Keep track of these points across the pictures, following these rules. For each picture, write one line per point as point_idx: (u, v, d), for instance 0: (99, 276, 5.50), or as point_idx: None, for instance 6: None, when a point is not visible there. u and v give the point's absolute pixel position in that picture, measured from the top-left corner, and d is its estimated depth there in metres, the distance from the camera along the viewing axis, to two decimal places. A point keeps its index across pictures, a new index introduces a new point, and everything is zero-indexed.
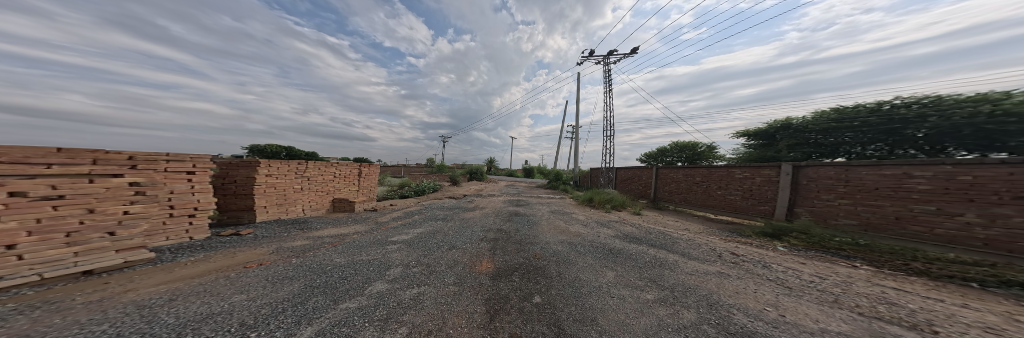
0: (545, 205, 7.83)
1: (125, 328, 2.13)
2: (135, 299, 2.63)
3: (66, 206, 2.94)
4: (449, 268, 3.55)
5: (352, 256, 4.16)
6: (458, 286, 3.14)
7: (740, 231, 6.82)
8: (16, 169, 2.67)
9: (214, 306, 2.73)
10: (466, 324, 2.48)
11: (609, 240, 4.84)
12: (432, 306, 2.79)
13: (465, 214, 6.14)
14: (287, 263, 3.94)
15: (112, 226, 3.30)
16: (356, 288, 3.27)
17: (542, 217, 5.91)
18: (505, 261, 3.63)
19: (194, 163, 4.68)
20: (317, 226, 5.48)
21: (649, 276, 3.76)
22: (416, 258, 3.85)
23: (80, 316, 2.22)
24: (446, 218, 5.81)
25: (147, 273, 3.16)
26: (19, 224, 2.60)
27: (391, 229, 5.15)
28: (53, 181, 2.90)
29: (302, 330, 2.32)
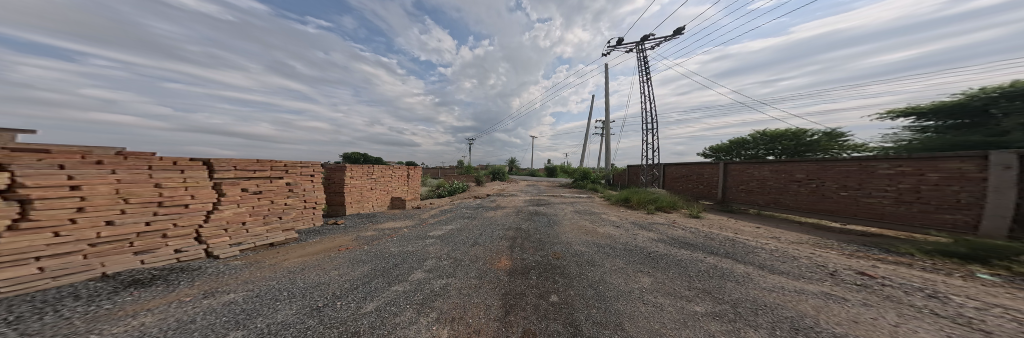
0: (570, 204, 7.42)
1: (281, 284, 3.23)
2: (287, 266, 3.90)
3: (261, 198, 4.66)
4: (471, 262, 3.85)
5: (403, 247, 5.02)
6: (479, 280, 3.37)
7: (882, 246, 4.72)
8: (241, 173, 4.46)
9: (321, 276, 3.80)
10: (484, 316, 2.54)
11: (648, 244, 4.24)
12: (457, 296, 3.08)
13: (488, 213, 6.49)
14: (366, 250, 5.04)
15: (280, 213, 4.95)
16: (404, 274, 3.91)
17: (564, 216, 5.69)
18: (525, 260, 3.62)
19: (315, 167, 6.53)
20: (382, 220, 6.85)
21: (703, 289, 3.05)
22: (448, 252, 4.32)
23: (269, 273, 3.50)
24: (470, 216, 6.30)
25: (293, 248, 4.60)
26: (245, 208, 4.30)
27: (429, 225, 5.98)
28: (255, 181, 4.65)
29: (370, 304, 2.99)
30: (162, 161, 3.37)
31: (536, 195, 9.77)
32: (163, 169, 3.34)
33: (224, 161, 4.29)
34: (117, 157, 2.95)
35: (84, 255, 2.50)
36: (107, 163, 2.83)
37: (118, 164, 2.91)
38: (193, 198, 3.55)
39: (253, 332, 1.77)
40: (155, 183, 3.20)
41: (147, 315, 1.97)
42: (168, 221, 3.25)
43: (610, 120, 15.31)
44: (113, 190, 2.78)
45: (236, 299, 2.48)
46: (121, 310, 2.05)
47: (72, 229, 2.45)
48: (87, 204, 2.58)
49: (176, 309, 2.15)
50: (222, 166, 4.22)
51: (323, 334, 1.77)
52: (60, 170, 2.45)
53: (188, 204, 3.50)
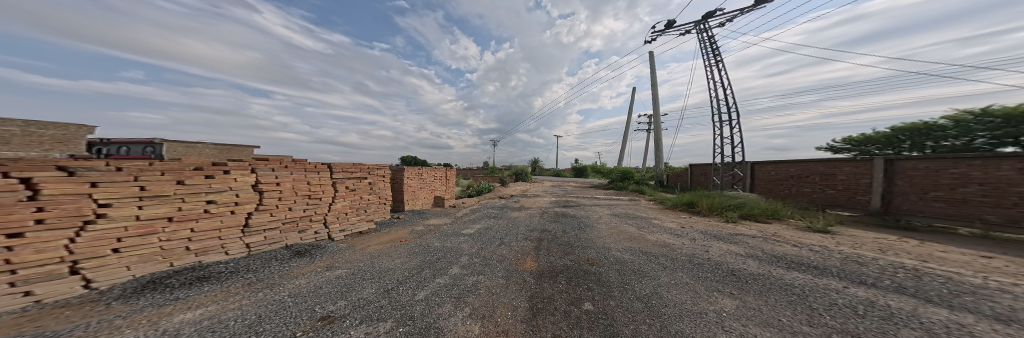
0: (605, 207, 7.00)
1: (369, 265, 3.07)
2: (372, 253, 3.64)
3: (354, 195, 5.19)
4: (499, 262, 3.84)
5: (480, 232, 5.21)
6: (506, 279, 3.32)
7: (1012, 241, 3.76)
8: (346, 174, 5.16)
9: (393, 259, 3.39)
10: (510, 317, 2.45)
11: (731, 259, 3.10)
12: (485, 294, 3.04)
13: (513, 214, 6.36)
14: (452, 230, 5.44)
15: (366, 207, 5.43)
16: (484, 249, 4.39)
17: (596, 220, 5.40)
18: (552, 262, 3.45)
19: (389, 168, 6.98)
20: (427, 217, 6.71)
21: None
22: (479, 250, 4.31)
23: (356, 258, 3.39)
24: (497, 216, 6.35)
25: (371, 238, 4.55)
26: (345, 203, 4.92)
27: (461, 223, 6.07)
28: (352, 182, 5.23)
29: (437, 277, 3.20)
30: (310, 165, 4.52)
31: (567, 197, 9.43)
32: (311, 170, 4.49)
33: (337, 166, 5.04)
34: (294, 162, 4.26)
35: (278, 230, 3.72)
36: (289, 167, 4.12)
37: (296, 168, 4.22)
38: (323, 193, 4.51)
39: (346, 306, 1.97)
40: (308, 181, 4.31)
41: (301, 277, 2.61)
42: (313, 210, 4.28)
43: (654, 114, 14.28)
44: (289, 184, 3.96)
45: (342, 274, 2.72)
46: (303, 269, 2.92)
47: (278, 212, 3.74)
48: (283, 195, 3.85)
49: (315, 276, 2.68)
50: (336, 169, 4.99)
51: (384, 316, 1.83)
52: (272, 172, 3.79)
53: (321, 197, 4.47)
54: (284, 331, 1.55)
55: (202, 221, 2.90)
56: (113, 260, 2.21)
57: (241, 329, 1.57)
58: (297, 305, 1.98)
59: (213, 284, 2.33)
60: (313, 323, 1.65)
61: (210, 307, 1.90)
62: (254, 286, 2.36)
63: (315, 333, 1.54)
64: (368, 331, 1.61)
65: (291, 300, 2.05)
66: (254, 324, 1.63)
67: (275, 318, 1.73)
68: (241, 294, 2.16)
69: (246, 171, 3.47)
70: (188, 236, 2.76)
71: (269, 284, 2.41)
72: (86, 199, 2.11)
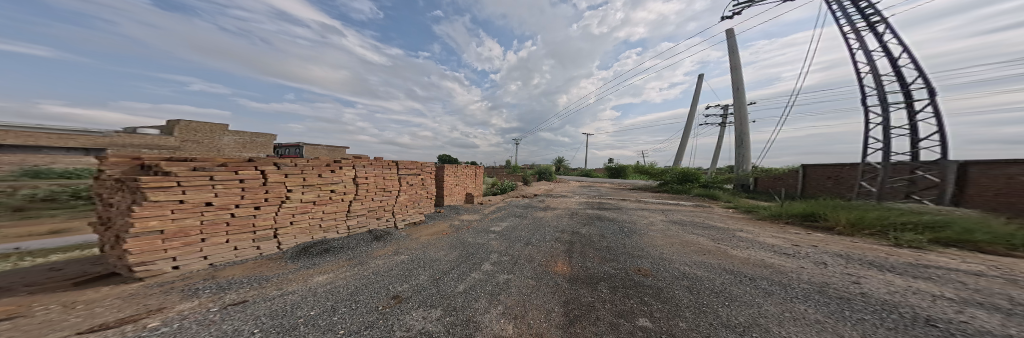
0: (653, 212, 6.42)
1: (435, 251, 3.24)
2: (437, 241, 3.78)
3: (412, 189, 5.28)
4: (528, 262, 3.76)
5: (528, 229, 5.06)
6: (536, 280, 3.22)
7: None
8: (409, 170, 5.37)
9: (441, 250, 3.32)
10: (544, 320, 2.32)
11: (921, 301, 1.65)
12: (516, 293, 2.97)
13: (541, 216, 6.04)
14: (507, 227, 5.41)
15: (422, 199, 5.51)
16: (536, 243, 4.33)
17: (636, 223, 5.11)
18: (585, 268, 3.25)
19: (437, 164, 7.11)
20: (461, 212, 6.77)
21: None
22: (507, 249, 4.23)
23: (417, 244, 3.57)
24: (522, 215, 6.28)
25: (425, 229, 4.70)
26: (408, 195, 5.11)
27: (489, 220, 6.01)
28: (410, 178, 5.31)
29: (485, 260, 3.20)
30: (386, 162, 4.89)
31: (609, 200, 8.81)
32: (384, 166, 4.81)
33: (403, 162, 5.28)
34: (379, 159, 4.80)
35: (365, 216, 4.23)
36: (374, 163, 4.60)
37: (376, 164, 4.65)
38: (390, 186, 4.74)
39: (414, 287, 2.12)
40: (384, 177, 4.67)
41: (380, 258, 2.92)
42: (386, 200, 4.62)
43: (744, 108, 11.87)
44: (371, 180, 4.38)
45: (406, 259, 2.88)
46: (382, 250, 3.27)
47: (364, 201, 4.21)
48: (366, 187, 4.29)
49: (388, 258, 2.92)
50: (399, 165, 5.19)
51: (436, 303, 1.88)
52: (366, 169, 4.37)
53: (389, 189, 4.70)
54: (365, 306, 1.75)
55: (330, 205, 3.70)
56: (288, 229, 3.21)
57: (344, 297, 1.91)
58: (376, 282, 2.21)
59: (329, 256, 2.93)
60: (387, 301, 1.83)
61: (329, 273, 2.42)
62: (351, 261, 2.78)
63: (390, 311, 1.70)
64: (423, 316, 1.68)
65: (374, 278, 2.31)
66: (354, 293, 1.96)
67: (366, 289, 2.04)
68: (344, 267, 2.60)
69: (342, 168, 3.96)
70: (321, 216, 3.59)
71: (359, 262, 2.79)
72: (283, 186, 3.16)
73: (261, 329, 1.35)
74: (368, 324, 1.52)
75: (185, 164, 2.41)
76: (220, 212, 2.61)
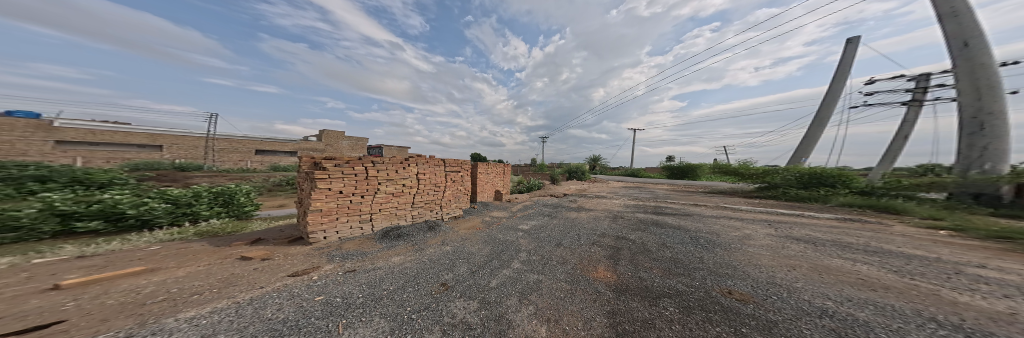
0: (738, 222, 5.04)
1: (485, 245, 3.34)
2: (479, 236, 3.87)
3: (455, 185, 5.41)
4: (559, 264, 3.30)
5: (575, 231, 4.76)
6: (571, 285, 2.70)
7: None
8: (455, 168, 5.50)
9: (482, 245, 3.34)
10: (583, 328, 1.76)
11: None
12: (547, 294, 2.37)
13: (586, 221, 5.39)
14: (549, 223, 5.25)
15: (462, 194, 5.67)
16: (584, 245, 4.08)
17: (693, 231, 4.47)
18: (639, 279, 2.74)
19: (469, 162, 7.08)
20: (490, 209, 6.82)
21: None
22: (536, 244, 3.72)
23: (462, 236, 3.79)
24: (551, 215, 6.09)
25: (462, 222, 4.90)
26: (452, 191, 5.32)
27: (517, 218, 5.70)
28: (455, 175, 5.44)
29: (519, 254, 3.05)
30: (438, 160, 5.10)
31: (680, 205, 7.50)
32: (438, 164, 5.03)
33: (452, 160, 5.47)
34: (436, 159, 5.07)
35: (421, 208, 4.57)
36: (431, 160, 4.87)
37: (432, 162, 4.90)
38: (439, 182, 4.93)
39: (461, 276, 2.21)
40: (438, 174, 4.93)
41: (433, 246, 3.17)
42: (438, 195, 4.91)
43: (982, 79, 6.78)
44: (427, 176, 4.64)
45: (450, 250, 3.03)
46: (433, 238, 3.59)
47: (422, 194, 4.56)
48: (424, 182, 4.60)
49: (437, 248, 3.11)
50: (449, 163, 5.36)
51: (475, 295, 1.91)
52: (426, 166, 4.69)
53: (438, 185, 4.90)
54: (418, 291, 1.91)
55: (402, 197, 4.22)
56: (379, 214, 3.91)
57: (411, 277, 2.18)
58: (430, 268, 2.39)
59: (395, 243, 3.33)
60: (438, 287, 1.97)
61: (401, 256, 2.80)
62: (413, 248, 3.13)
63: (440, 297, 1.82)
64: (463, 306, 1.72)
65: (429, 264, 2.51)
66: (417, 275, 2.20)
67: (425, 273, 2.25)
68: (410, 251, 2.98)
69: (407, 163, 4.32)
70: (397, 206, 4.16)
71: (418, 248, 3.12)
72: (375, 181, 3.81)
73: (365, 295, 1.88)
74: (425, 307, 1.68)
75: (332, 161, 3.38)
76: (345, 198, 3.49)
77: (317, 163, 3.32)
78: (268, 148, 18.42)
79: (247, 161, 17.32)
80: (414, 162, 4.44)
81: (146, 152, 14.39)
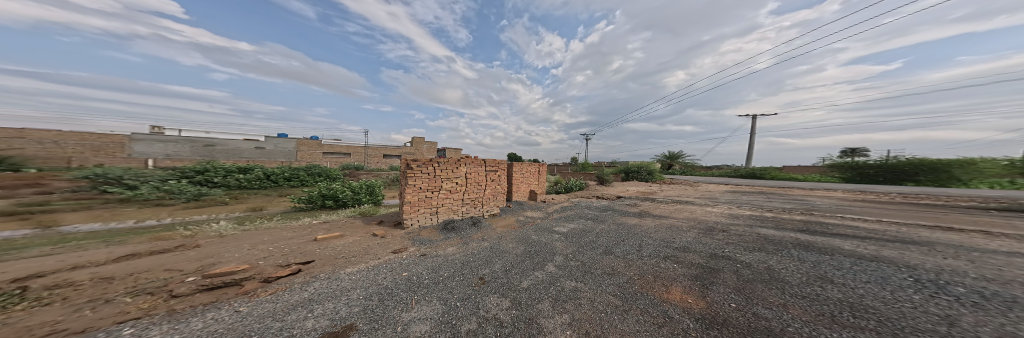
0: (1008, 256, 2.52)
1: (525, 246, 3.29)
2: (517, 235, 3.90)
3: (496, 184, 5.57)
4: (608, 276, 2.70)
5: (631, 240, 4.08)
6: (622, 300, 2.04)
7: None
8: (496, 167, 5.62)
9: (522, 245, 3.33)
10: None
11: None
12: (590, 307, 1.95)
13: (653, 231, 4.45)
14: (589, 227, 4.77)
15: (501, 193, 5.81)
16: (642, 267, 2.91)
17: (813, 247, 3.06)
18: (736, 308, 1.65)
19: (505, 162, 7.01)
20: (525, 208, 6.58)
21: None
22: (575, 253, 3.30)
23: (507, 234, 3.95)
24: (597, 219, 5.49)
25: (501, 220, 5.05)
26: (495, 189, 5.53)
27: (553, 219, 5.29)
28: (496, 174, 5.57)
29: (554, 257, 2.92)
30: (483, 160, 5.30)
31: (875, 222, 4.34)
32: (483, 164, 5.27)
33: (494, 160, 5.61)
34: (482, 159, 5.29)
35: (467, 205, 4.94)
36: (475, 161, 5.13)
37: (476, 161, 5.15)
38: (483, 181, 5.19)
39: (495, 272, 2.30)
40: (483, 173, 5.18)
41: (475, 241, 3.40)
42: (483, 193, 5.20)
43: None
44: (474, 175, 5.00)
45: (483, 246, 3.16)
46: (477, 234, 3.84)
47: (469, 192, 4.93)
48: (471, 181, 4.93)
49: (476, 243, 3.30)
50: (491, 163, 5.53)
51: (507, 293, 1.88)
52: (473, 167, 5.00)
53: (484, 184, 5.19)
54: (460, 283, 2.01)
55: (454, 194, 4.68)
56: (442, 208, 4.52)
57: (458, 268, 2.37)
58: (470, 262, 2.55)
59: (449, 235, 3.77)
60: (477, 280, 2.08)
61: (454, 246, 3.17)
62: (459, 241, 3.45)
63: (479, 290, 1.91)
64: (497, 303, 1.71)
65: (469, 258, 2.67)
66: (461, 268, 2.37)
67: (468, 267, 2.39)
68: (457, 244, 3.29)
69: (459, 163, 4.75)
70: (453, 202, 4.67)
71: (467, 241, 3.41)
72: (437, 180, 4.35)
73: (425, 275, 2.21)
74: (468, 296, 1.80)
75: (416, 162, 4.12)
76: (422, 194, 4.19)
77: (408, 164, 4.03)
78: (395, 153, 24.13)
79: (383, 163, 23.32)
80: (464, 163, 4.81)
81: (345, 158, 21.62)
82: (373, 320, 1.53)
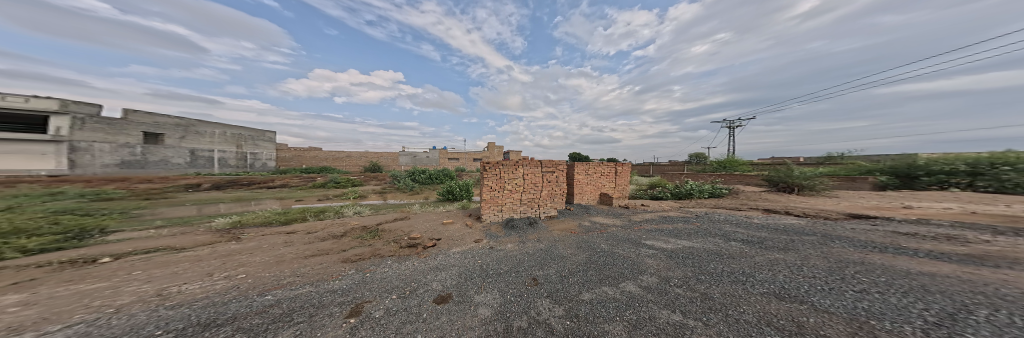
0: None
1: (603, 257, 2.80)
2: (579, 241, 3.46)
3: (556, 184, 5.12)
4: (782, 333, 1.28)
5: (862, 276, 2.05)
6: None
7: None
8: (556, 167, 5.14)
9: (591, 255, 2.86)
10: None
11: None
12: None
13: (943, 275, 1.95)
14: (737, 252, 3.01)
15: (562, 195, 5.28)
16: None
17: None
18: None
19: None
20: (597, 213, 5.45)
21: (246, 273, 2.72)
22: (686, 277, 2.32)
23: (578, 239, 3.57)
24: (765, 242, 3.38)
25: (556, 222, 4.66)
26: (555, 190, 5.12)
27: (638, 231, 4.09)
28: (555, 175, 5.11)
29: (640, 276, 2.32)
30: (536, 160, 4.99)
31: None
32: (538, 165, 4.96)
33: (553, 162, 5.18)
34: (537, 161, 5.01)
35: (523, 205, 4.85)
36: (531, 162, 4.92)
37: (534, 162, 4.95)
38: (540, 182, 4.92)
39: (551, 275, 2.22)
40: (541, 174, 4.93)
41: (529, 241, 3.40)
42: (540, 195, 4.94)
43: None
44: (531, 176, 4.81)
45: (538, 248, 3.06)
46: (529, 235, 3.76)
47: (527, 193, 4.84)
48: (527, 182, 4.81)
49: (530, 244, 3.26)
50: (551, 164, 5.11)
51: (561, 300, 1.77)
52: (530, 168, 4.83)
53: (541, 186, 4.94)
54: (515, 280, 2.10)
55: (512, 194, 4.73)
56: (505, 207, 4.72)
57: (514, 266, 2.44)
58: (526, 261, 2.57)
59: (509, 232, 3.97)
60: (530, 280, 2.10)
61: (512, 243, 3.31)
62: (517, 240, 3.54)
63: (530, 291, 1.91)
64: (548, 308, 1.65)
65: (526, 257, 2.70)
66: (515, 266, 2.43)
67: (523, 266, 2.43)
68: (518, 241, 3.43)
69: (518, 164, 4.73)
70: (512, 201, 4.76)
71: (553, 241, 3.46)
72: (494, 181, 4.56)
73: (486, 263, 2.56)
74: (519, 296, 1.83)
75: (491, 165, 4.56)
76: (489, 193, 4.58)
77: (483, 166, 4.50)
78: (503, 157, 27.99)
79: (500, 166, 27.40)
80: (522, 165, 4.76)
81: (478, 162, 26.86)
82: (460, 295, 1.92)
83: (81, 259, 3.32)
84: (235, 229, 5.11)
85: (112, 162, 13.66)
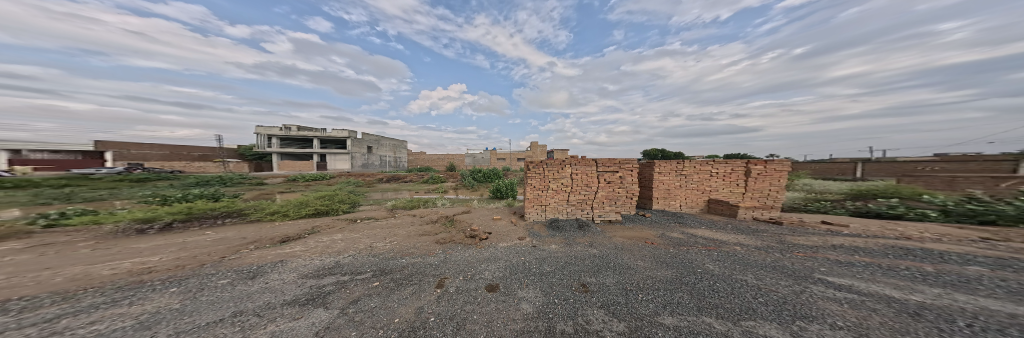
0: None
1: (696, 278, 2.17)
2: (651, 253, 2.89)
3: (611, 185, 4.45)
4: None
5: None
6: None
7: None
8: (614, 166, 4.48)
9: (665, 271, 2.34)
10: None
11: None
12: None
13: None
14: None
15: (625, 198, 4.55)
16: None
17: None
18: None
19: None
20: (695, 224, 4.30)
21: (397, 240, 3.76)
22: (872, 325, 1.31)
23: (652, 251, 2.97)
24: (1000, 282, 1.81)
25: (618, 228, 4.10)
26: (613, 192, 4.47)
27: (755, 251, 3.00)
28: (609, 174, 4.44)
29: (760, 307, 1.57)
30: (586, 159, 4.50)
31: None
32: (586, 164, 4.45)
33: (611, 161, 4.55)
34: (587, 160, 4.50)
35: (575, 207, 4.51)
36: (582, 161, 4.48)
37: (586, 161, 4.49)
38: (596, 183, 4.43)
39: (608, 286, 1.95)
40: (597, 174, 4.45)
41: (580, 245, 3.14)
42: (592, 196, 4.46)
43: None
44: (581, 176, 4.41)
45: (598, 253, 2.77)
46: (575, 238, 3.52)
47: (576, 193, 4.47)
48: (573, 181, 4.44)
49: (580, 247, 3.01)
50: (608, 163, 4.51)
51: (621, 315, 1.53)
52: (580, 168, 4.43)
53: (597, 187, 4.45)
54: (561, 282, 1.98)
55: (558, 194, 4.48)
56: (550, 206, 4.51)
57: (557, 267, 2.32)
58: (573, 265, 2.37)
59: (553, 233, 3.80)
60: (578, 285, 1.93)
61: (557, 244, 3.17)
62: (563, 241, 3.37)
63: (577, 296, 1.76)
64: (604, 320, 1.46)
65: (573, 261, 2.49)
66: (561, 268, 2.29)
67: (569, 270, 2.24)
68: (563, 243, 3.23)
69: (565, 163, 4.42)
70: (559, 202, 4.50)
71: (616, 248, 3.04)
72: (536, 180, 4.46)
73: (527, 261, 2.54)
74: (561, 299, 1.71)
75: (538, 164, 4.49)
76: (533, 192, 4.51)
77: (527, 166, 4.52)
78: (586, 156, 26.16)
79: None
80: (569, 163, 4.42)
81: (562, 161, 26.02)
82: (504, 288, 1.98)
83: (349, 217, 5.58)
84: (396, 209, 7.21)
85: (360, 163, 23.22)
